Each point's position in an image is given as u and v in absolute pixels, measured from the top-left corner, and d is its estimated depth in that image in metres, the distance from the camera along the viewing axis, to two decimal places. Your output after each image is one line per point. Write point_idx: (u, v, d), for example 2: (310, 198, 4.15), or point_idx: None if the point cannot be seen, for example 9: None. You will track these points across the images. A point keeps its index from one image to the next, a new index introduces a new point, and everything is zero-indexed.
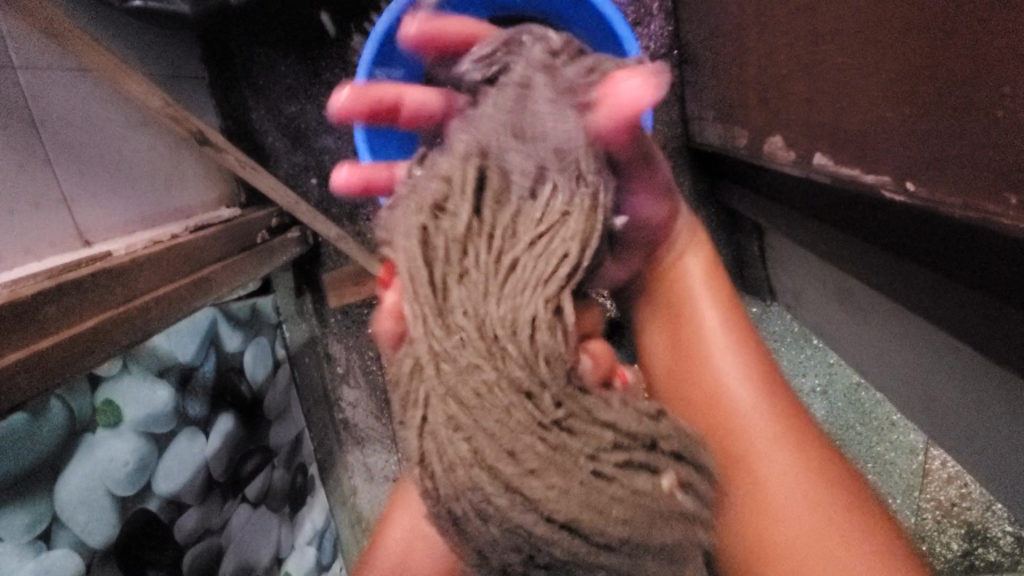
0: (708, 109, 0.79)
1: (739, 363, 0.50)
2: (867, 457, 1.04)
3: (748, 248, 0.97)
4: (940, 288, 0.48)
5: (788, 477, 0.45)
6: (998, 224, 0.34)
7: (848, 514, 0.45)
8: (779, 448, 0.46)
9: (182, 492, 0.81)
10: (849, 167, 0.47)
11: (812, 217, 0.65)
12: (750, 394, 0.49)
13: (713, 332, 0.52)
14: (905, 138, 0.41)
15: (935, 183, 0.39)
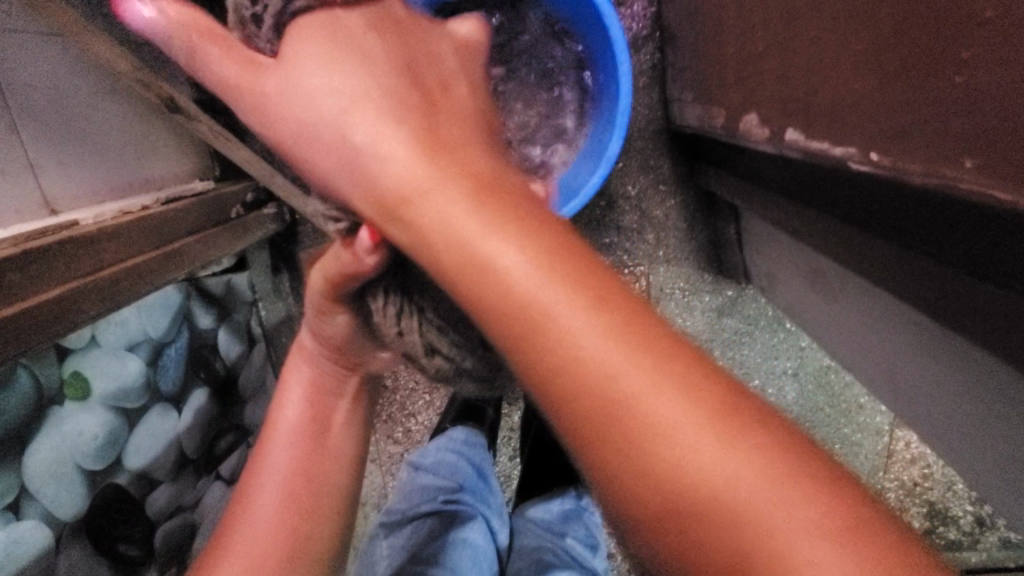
0: (687, 90, 0.80)
1: (646, 369, 0.33)
2: (835, 439, 1.08)
3: (725, 231, 0.99)
4: (920, 265, 0.48)
5: (741, 478, 0.31)
6: (957, 187, 0.35)
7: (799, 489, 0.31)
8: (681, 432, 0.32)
9: (152, 466, 0.80)
10: (817, 140, 0.48)
11: (780, 194, 0.67)
12: (697, 429, 0.32)
13: (594, 342, 0.33)
14: (869, 110, 0.42)
15: (897, 152, 0.40)
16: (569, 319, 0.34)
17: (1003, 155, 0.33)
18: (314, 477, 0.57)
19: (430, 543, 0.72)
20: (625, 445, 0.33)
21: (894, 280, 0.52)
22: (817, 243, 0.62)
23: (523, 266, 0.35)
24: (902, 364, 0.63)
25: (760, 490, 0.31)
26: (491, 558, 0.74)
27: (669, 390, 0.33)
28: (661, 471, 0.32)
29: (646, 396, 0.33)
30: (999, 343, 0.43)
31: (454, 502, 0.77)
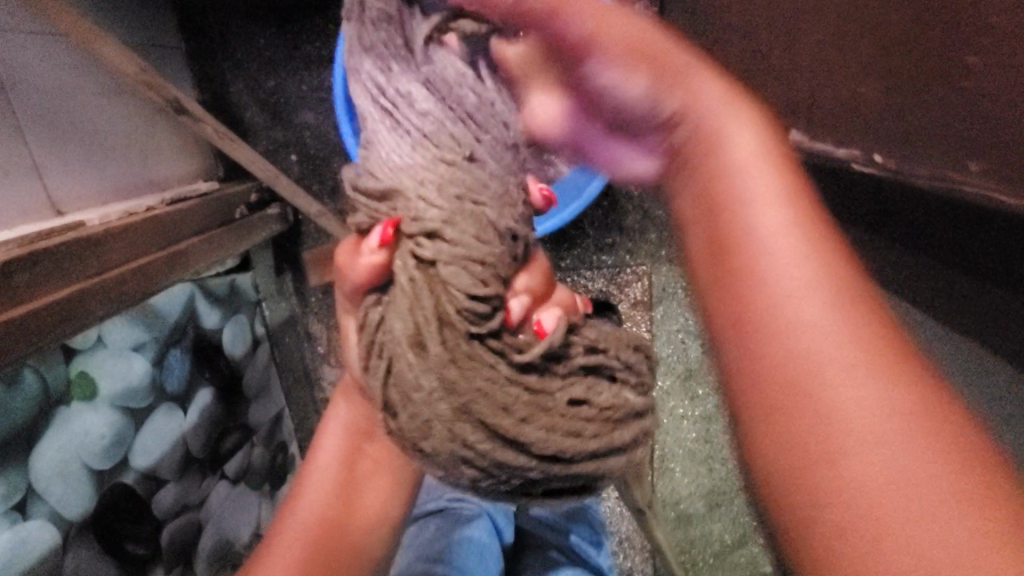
0: None
1: (836, 296, 0.27)
2: None
3: None
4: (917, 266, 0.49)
5: (878, 439, 0.24)
6: (961, 189, 0.36)
7: (984, 496, 0.22)
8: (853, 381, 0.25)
9: (158, 465, 0.81)
10: (820, 142, 0.49)
11: None
12: (869, 377, 0.25)
13: (823, 341, 0.26)
14: (874, 112, 0.42)
15: (904, 155, 0.41)
16: (790, 263, 0.28)
17: (1005, 160, 0.33)
18: (348, 519, 0.51)
19: (437, 540, 0.73)
20: (788, 395, 0.26)
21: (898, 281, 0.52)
22: None
23: (779, 216, 0.29)
24: None
25: (899, 470, 0.23)
26: (498, 556, 0.74)
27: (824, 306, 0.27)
28: (818, 417, 0.25)
29: (819, 342, 0.26)
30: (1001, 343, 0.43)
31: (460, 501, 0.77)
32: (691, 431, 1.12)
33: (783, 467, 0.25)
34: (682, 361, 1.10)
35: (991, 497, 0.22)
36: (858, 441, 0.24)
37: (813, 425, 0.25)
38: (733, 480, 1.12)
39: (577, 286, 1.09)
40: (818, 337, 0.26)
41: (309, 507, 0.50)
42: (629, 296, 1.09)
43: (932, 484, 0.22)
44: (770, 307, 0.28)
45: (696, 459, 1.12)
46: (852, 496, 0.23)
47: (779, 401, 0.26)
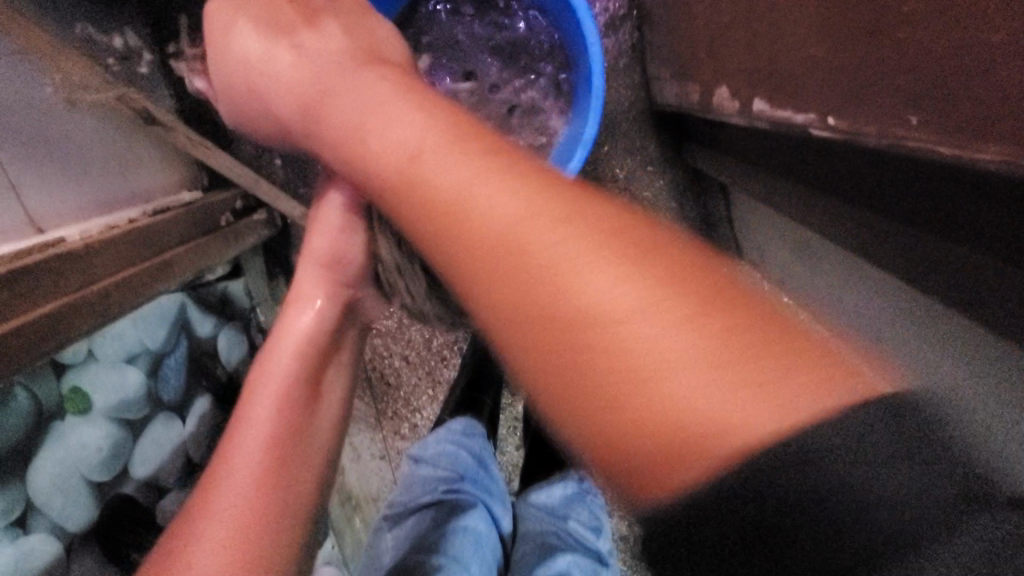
0: (665, 68, 0.78)
1: (657, 300, 0.32)
2: None
3: (715, 211, 1.04)
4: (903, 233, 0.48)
5: (680, 372, 0.31)
6: (907, 147, 0.36)
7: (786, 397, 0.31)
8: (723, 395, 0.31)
9: (159, 473, 0.82)
10: (783, 108, 0.47)
11: (763, 166, 0.68)
12: (690, 353, 0.31)
13: (646, 349, 0.31)
14: (827, 76, 0.42)
15: (851, 117, 0.40)
16: (612, 294, 0.33)
17: (951, 113, 0.33)
18: (307, 440, 0.54)
19: (432, 531, 0.73)
20: (652, 425, 0.31)
21: (891, 250, 0.51)
22: (801, 214, 0.63)
23: (560, 243, 0.34)
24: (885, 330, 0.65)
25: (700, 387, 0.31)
26: (495, 543, 0.75)
27: (730, 362, 0.31)
28: (650, 390, 0.31)
29: (665, 347, 0.31)
30: (991, 310, 0.43)
31: (455, 492, 0.77)
32: None
33: (672, 469, 0.30)
34: None
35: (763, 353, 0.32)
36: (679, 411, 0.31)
37: (690, 388, 0.31)
38: None
39: None
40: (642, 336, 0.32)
41: (261, 441, 0.51)
42: None
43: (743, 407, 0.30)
44: (648, 369, 0.31)
45: None
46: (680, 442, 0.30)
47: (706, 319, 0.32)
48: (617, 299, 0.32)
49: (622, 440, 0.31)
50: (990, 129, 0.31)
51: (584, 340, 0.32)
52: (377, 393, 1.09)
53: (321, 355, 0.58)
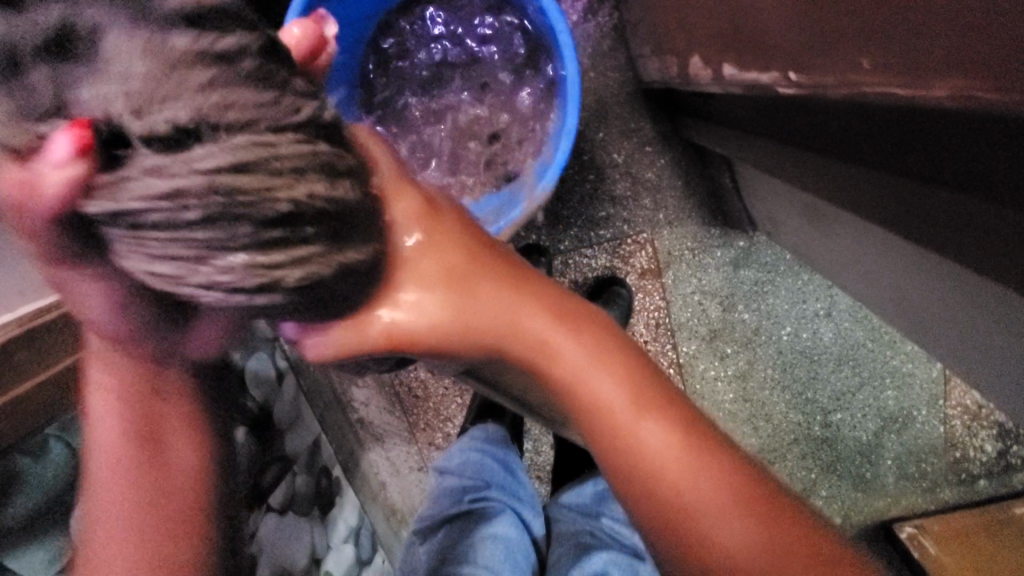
0: (645, 44, 0.76)
1: (551, 323, 0.47)
2: (884, 373, 1.10)
3: (721, 181, 1.00)
4: (890, 188, 0.46)
5: (584, 367, 0.46)
6: (866, 90, 0.36)
7: (686, 425, 0.46)
8: (661, 432, 0.45)
9: None
10: (752, 71, 0.47)
11: (756, 133, 0.66)
12: (602, 374, 0.46)
13: (539, 336, 0.47)
14: (785, 28, 0.41)
15: (813, 68, 0.40)
16: (512, 310, 0.47)
17: (902, 51, 0.33)
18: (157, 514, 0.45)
19: (460, 542, 0.73)
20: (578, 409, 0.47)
21: (880, 205, 0.49)
22: (801, 177, 0.60)
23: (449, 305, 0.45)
24: (905, 289, 0.62)
25: (609, 388, 0.46)
26: (525, 549, 0.74)
27: (615, 372, 0.47)
28: (555, 372, 0.47)
29: (563, 348, 0.47)
30: (965, 254, 0.43)
31: (482, 500, 0.76)
32: (727, 392, 1.10)
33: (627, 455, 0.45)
34: (703, 323, 1.07)
35: (655, 387, 0.47)
36: (597, 407, 0.46)
37: (605, 385, 0.46)
38: (782, 435, 1.11)
39: (579, 266, 1.06)
40: (536, 324, 0.47)
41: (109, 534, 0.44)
42: (636, 266, 1.06)
43: (642, 412, 0.46)
44: (542, 348, 0.47)
45: (740, 419, 1.11)
46: (604, 441, 0.46)
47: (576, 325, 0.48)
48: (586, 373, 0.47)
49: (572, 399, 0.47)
50: (928, 68, 0.31)
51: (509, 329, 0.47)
52: (407, 406, 1.10)
53: (148, 421, 0.45)
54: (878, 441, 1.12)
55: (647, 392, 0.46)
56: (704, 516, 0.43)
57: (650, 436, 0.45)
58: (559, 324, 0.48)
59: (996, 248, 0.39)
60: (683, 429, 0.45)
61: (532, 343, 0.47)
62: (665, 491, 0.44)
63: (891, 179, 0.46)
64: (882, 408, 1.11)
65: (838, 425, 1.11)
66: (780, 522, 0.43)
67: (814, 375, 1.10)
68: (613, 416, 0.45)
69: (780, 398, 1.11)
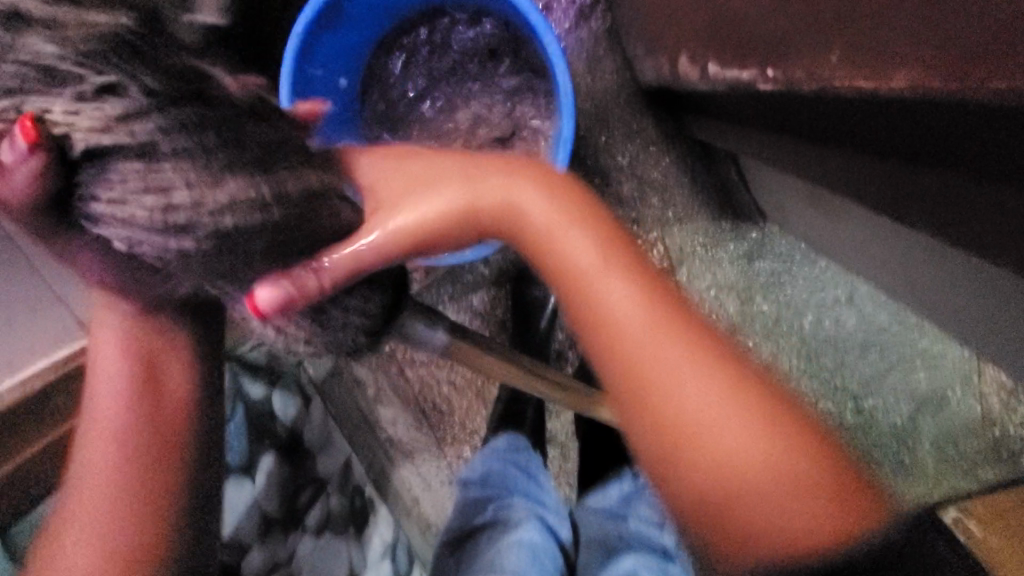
0: (638, 46, 0.77)
1: (552, 208, 0.59)
2: (914, 355, 1.07)
3: (727, 175, 1.02)
4: (889, 172, 0.48)
5: (573, 232, 0.59)
6: (843, 77, 0.38)
7: (651, 285, 0.57)
8: (619, 291, 0.57)
9: (242, 531, 0.93)
10: (735, 67, 0.48)
11: (753, 127, 0.67)
12: (586, 241, 0.58)
13: (525, 207, 0.59)
14: (764, 23, 0.43)
15: (791, 61, 0.42)
16: (519, 195, 0.59)
17: (869, 39, 0.36)
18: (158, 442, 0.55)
19: (488, 550, 0.74)
20: (549, 271, 0.59)
21: (879, 189, 0.50)
22: (799, 168, 0.61)
23: (456, 200, 0.58)
24: (920, 268, 0.61)
25: (579, 243, 0.58)
26: (553, 554, 0.75)
27: (588, 232, 0.59)
28: (542, 242, 0.59)
29: (553, 219, 0.59)
30: (958, 229, 0.45)
31: (506, 508, 0.77)
32: None
33: (583, 308, 0.58)
34: (722, 317, 1.06)
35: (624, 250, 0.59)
36: (574, 268, 0.58)
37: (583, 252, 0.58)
38: None
39: None
40: (532, 202, 0.59)
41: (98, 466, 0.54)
42: None
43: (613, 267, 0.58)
44: (532, 236, 0.59)
45: None
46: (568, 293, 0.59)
47: (571, 195, 0.61)
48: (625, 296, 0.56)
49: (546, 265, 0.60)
50: (896, 51, 0.34)
51: (508, 222, 0.59)
52: (433, 422, 1.06)
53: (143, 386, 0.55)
54: (914, 425, 1.09)
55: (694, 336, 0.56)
56: (725, 450, 0.52)
57: (612, 302, 0.56)
58: (600, 253, 0.58)
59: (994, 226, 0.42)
60: (652, 295, 0.57)
61: (529, 222, 0.59)
62: (622, 347, 0.56)
63: (887, 161, 0.48)
64: (915, 391, 1.08)
65: (871, 411, 1.09)
66: (733, 379, 0.55)
67: (841, 361, 1.08)
68: (578, 276, 0.58)
69: (808, 388, 1.09)
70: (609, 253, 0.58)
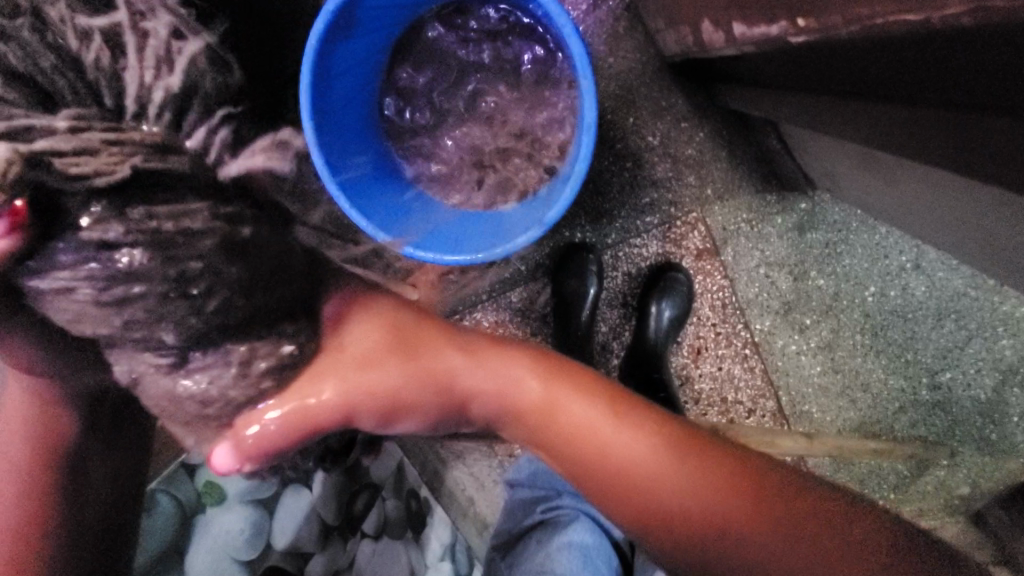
0: (658, 18, 0.72)
1: (460, 352, 0.57)
2: (994, 322, 0.98)
3: (767, 143, 0.97)
4: (931, 117, 0.44)
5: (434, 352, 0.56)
6: (884, 23, 0.33)
7: (538, 364, 0.59)
8: (565, 398, 0.57)
9: (302, 541, 0.97)
10: (759, 24, 0.44)
11: (794, 88, 0.61)
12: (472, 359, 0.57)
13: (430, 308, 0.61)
14: None
15: (818, 12, 0.37)
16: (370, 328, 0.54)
17: None
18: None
19: (538, 554, 0.73)
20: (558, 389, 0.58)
21: (936, 144, 0.45)
22: (847, 126, 0.56)
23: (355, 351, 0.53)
24: (995, 225, 0.55)
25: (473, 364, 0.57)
26: (605, 552, 0.74)
27: (402, 352, 0.55)
28: (469, 345, 0.58)
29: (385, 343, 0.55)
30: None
31: (554, 509, 0.76)
32: (815, 365, 1.02)
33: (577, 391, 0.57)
34: (774, 297, 1.00)
35: (511, 354, 0.59)
36: (483, 386, 0.57)
37: (463, 346, 0.58)
38: (885, 405, 1.02)
39: (632, 257, 1.02)
40: (414, 321, 0.57)
41: None
42: (690, 248, 1.01)
43: (504, 361, 0.58)
44: (448, 330, 0.59)
45: (834, 394, 1.02)
46: (567, 373, 0.59)
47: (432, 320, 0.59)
48: (525, 387, 0.57)
49: (487, 349, 0.59)
50: None
51: (380, 327, 0.55)
52: None
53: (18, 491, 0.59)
54: (1000, 398, 1.00)
55: (615, 405, 0.57)
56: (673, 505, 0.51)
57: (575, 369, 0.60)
58: (526, 365, 0.58)
59: (1002, 165, 0.41)
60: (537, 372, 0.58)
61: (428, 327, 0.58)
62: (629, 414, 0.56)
63: (944, 113, 0.42)
64: (999, 361, 0.99)
65: (949, 385, 1.00)
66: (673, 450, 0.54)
67: (911, 334, 1.00)
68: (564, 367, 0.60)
69: (875, 364, 1.01)
70: (487, 354, 0.58)
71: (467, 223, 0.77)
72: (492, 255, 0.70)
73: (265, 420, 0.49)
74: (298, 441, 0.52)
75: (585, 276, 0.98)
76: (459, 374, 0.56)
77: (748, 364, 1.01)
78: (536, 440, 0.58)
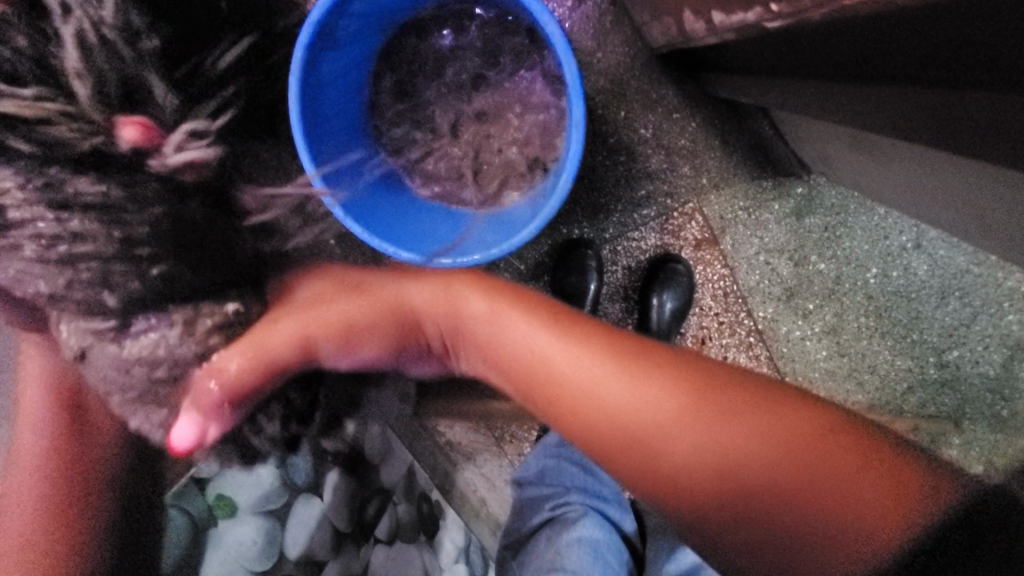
0: (643, 11, 0.72)
1: (406, 288, 0.66)
2: (999, 298, 0.97)
3: (761, 130, 0.95)
4: (917, 93, 0.44)
5: (384, 289, 0.66)
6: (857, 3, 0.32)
7: (485, 291, 0.63)
8: (517, 321, 0.60)
9: (315, 549, 0.98)
10: (737, 12, 0.44)
11: (781, 73, 0.61)
12: (418, 291, 0.65)
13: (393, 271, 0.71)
14: None
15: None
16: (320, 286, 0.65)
17: None
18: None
19: (548, 551, 0.73)
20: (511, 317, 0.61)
21: (924, 119, 0.45)
22: (835, 107, 0.55)
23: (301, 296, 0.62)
24: (991, 200, 0.54)
25: (418, 295, 0.65)
26: (615, 546, 0.74)
27: (356, 292, 0.64)
28: (417, 283, 0.67)
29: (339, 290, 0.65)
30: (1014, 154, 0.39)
31: (562, 506, 0.76)
32: (820, 350, 1.01)
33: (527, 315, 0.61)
34: (775, 283, 1.00)
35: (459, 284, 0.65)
36: (433, 313, 0.63)
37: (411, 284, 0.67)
38: (892, 386, 1.01)
39: (631, 251, 1.02)
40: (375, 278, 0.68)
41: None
42: (689, 238, 1.01)
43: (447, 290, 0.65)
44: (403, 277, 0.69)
45: (840, 377, 1.01)
46: (518, 302, 0.62)
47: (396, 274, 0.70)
48: (472, 308, 0.62)
49: (433, 282, 0.67)
50: None
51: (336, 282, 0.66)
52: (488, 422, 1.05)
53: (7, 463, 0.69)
54: (1009, 374, 0.99)
55: (558, 326, 0.60)
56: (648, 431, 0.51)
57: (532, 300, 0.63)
58: (476, 295, 0.63)
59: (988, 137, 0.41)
60: (484, 296, 0.63)
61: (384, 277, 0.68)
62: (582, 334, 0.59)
63: (931, 87, 0.42)
64: (1006, 337, 0.98)
65: (957, 364, 1.00)
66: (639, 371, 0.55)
67: (916, 314, 0.99)
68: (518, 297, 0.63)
69: (881, 346, 1.01)
70: (427, 280, 0.66)
71: (433, 216, 0.79)
72: (488, 257, 0.69)
73: (224, 360, 0.54)
74: (261, 383, 0.56)
75: (584, 272, 0.98)
76: (406, 298, 0.64)
77: (752, 352, 1.01)
78: (494, 362, 0.61)
